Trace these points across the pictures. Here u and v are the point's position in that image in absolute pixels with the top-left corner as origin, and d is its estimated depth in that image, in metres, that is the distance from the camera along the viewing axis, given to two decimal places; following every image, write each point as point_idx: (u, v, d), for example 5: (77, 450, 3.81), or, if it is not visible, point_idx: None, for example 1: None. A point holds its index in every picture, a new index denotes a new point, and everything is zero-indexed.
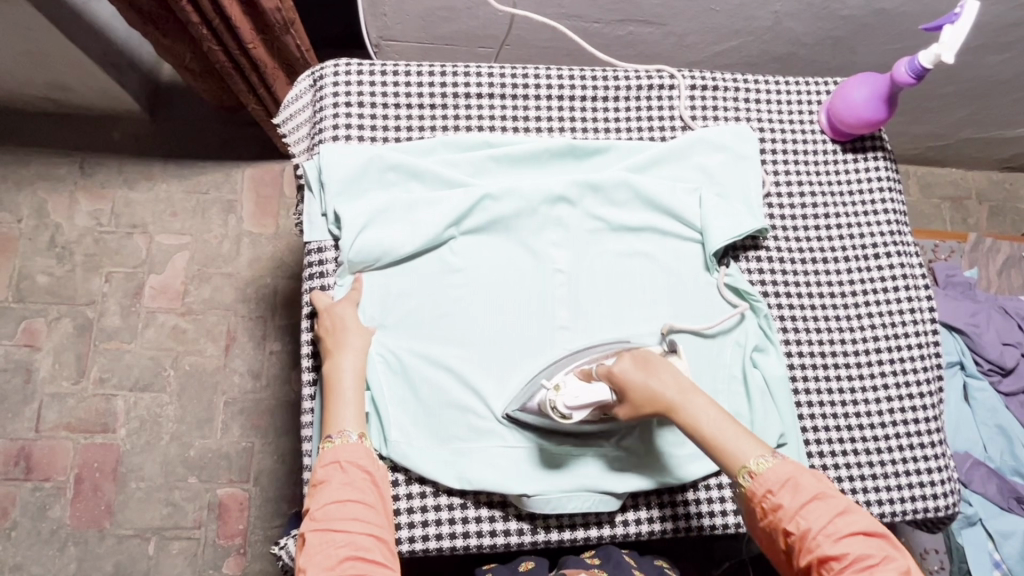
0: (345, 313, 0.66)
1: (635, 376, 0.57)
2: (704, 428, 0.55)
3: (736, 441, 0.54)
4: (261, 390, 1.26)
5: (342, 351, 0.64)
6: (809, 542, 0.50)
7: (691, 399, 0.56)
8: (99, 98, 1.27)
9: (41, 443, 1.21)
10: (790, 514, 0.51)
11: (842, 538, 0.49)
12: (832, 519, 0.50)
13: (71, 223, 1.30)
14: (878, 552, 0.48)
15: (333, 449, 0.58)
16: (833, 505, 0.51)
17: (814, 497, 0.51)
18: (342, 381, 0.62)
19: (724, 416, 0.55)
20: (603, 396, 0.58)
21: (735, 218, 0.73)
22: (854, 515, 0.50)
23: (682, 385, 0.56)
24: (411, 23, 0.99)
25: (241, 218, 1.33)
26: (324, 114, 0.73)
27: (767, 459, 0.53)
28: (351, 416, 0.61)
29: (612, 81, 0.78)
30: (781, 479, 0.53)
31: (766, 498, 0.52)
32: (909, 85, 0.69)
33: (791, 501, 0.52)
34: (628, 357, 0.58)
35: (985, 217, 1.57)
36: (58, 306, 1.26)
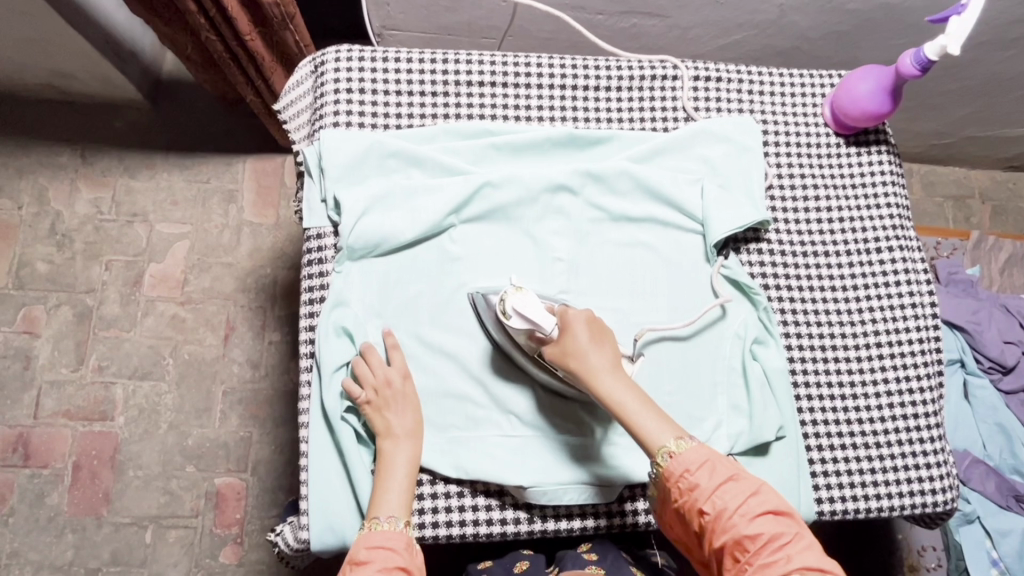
0: (409, 395, 0.64)
1: (578, 330, 0.60)
2: (620, 401, 0.58)
3: (646, 420, 0.58)
4: (260, 379, 1.25)
5: (402, 436, 0.62)
6: (724, 520, 0.52)
7: (613, 374, 0.59)
8: (101, 86, 1.27)
9: (39, 431, 1.21)
10: (706, 495, 0.54)
11: (755, 518, 0.52)
12: (745, 499, 0.53)
13: (72, 211, 1.30)
14: (789, 530, 0.52)
15: (378, 533, 0.57)
16: (747, 486, 0.54)
17: (729, 478, 0.54)
18: (397, 467, 0.61)
19: (640, 397, 0.59)
20: (546, 327, 0.61)
21: (737, 209, 0.72)
22: (766, 495, 0.53)
23: (614, 361, 0.60)
24: (413, 12, 0.99)
25: (242, 208, 1.33)
26: (325, 100, 0.73)
27: (685, 442, 0.57)
28: (400, 502, 0.59)
29: (614, 71, 0.77)
30: (698, 459, 0.55)
31: (682, 478, 0.55)
32: (914, 78, 0.69)
33: (708, 481, 0.54)
34: (583, 316, 0.62)
35: (988, 216, 1.56)
36: (58, 294, 1.26)
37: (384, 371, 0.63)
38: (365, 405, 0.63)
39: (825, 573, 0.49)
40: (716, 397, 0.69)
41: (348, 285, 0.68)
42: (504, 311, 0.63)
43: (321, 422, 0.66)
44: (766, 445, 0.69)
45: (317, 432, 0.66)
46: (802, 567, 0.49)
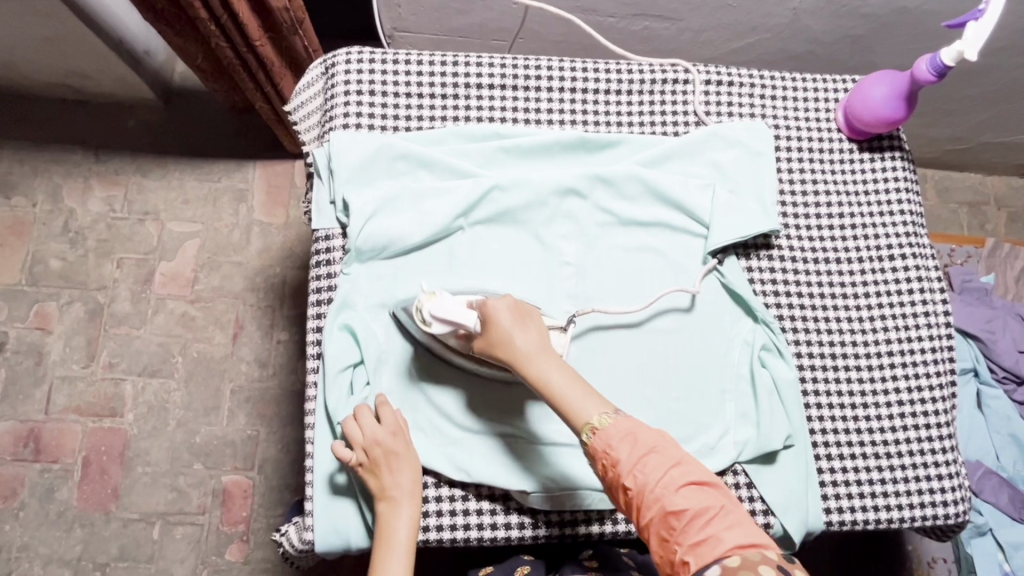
0: (402, 452, 0.61)
1: (501, 316, 0.59)
2: (549, 384, 0.57)
3: (573, 398, 0.56)
4: (268, 378, 1.26)
5: (400, 500, 0.60)
6: (649, 496, 0.51)
7: (543, 355, 0.58)
8: (115, 85, 1.28)
9: (50, 426, 1.22)
10: (627, 470, 0.52)
11: (680, 490, 0.51)
12: (669, 473, 0.52)
13: (85, 209, 1.31)
14: (716, 503, 0.51)
15: None
16: (670, 457, 0.53)
17: (652, 451, 0.53)
18: (396, 534, 0.59)
19: (573, 376, 0.57)
20: (468, 324, 0.60)
21: (748, 215, 0.72)
22: (688, 467, 0.53)
23: (544, 344, 0.59)
24: (425, 14, 0.99)
25: (252, 207, 1.34)
26: (335, 102, 0.73)
27: (609, 417, 0.55)
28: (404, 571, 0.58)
29: (625, 75, 0.77)
30: (621, 433, 0.54)
31: (605, 454, 0.53)
32: (930, 84, 0.68)
33: (630, 455, 0.53)
34: (507, 298, 0.61)
35: (1004, 223, 1.54)
36: (70, 291, 1.28)
37: (374, 431, 0.61)
38: (358, 466, 0.61)
39: (759, 548, 0.49)
40: (723, 404, 0.69)
41: (355, 287, 0.68)
42: (423, 318, 0.62)
43: (324, 423, 0.66)
44: (774, 454, 0.68)
45: (320, 433, 0.66)
46: (735, 546, 0.48)
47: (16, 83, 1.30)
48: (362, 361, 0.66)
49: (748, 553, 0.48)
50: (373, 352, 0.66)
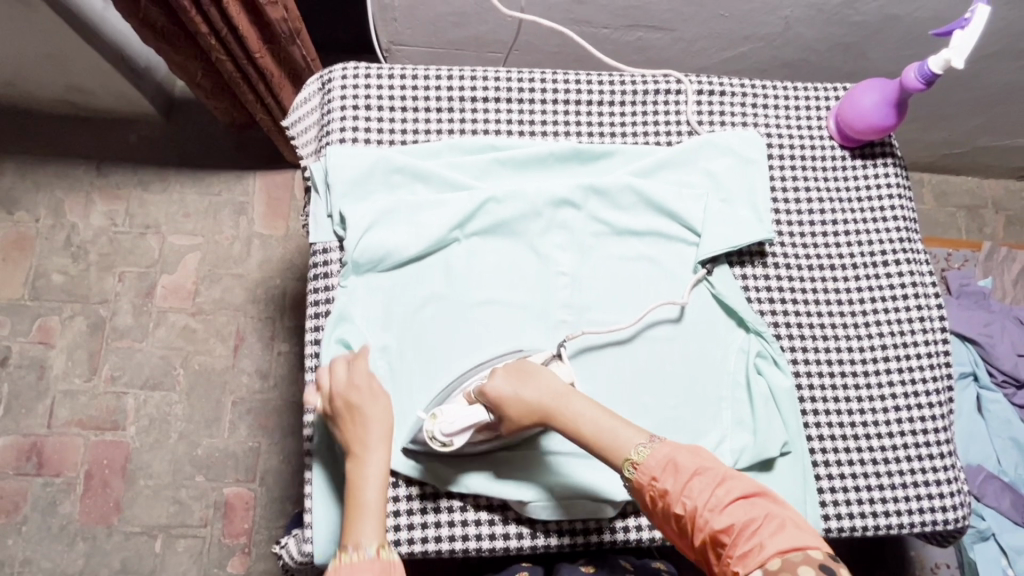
0: (366, 404, 0.59)
1: (507, 395, 0.58)
2: (582, 426, 0.57)
3: (611, 439, 0.56)
4: (269, 390, 1.26)
5: (366, 453, 0.57)
6: (698, 520, 0.49)
7: (565, 399, 0.58)
8: (117, 101, 1.30)
9: (53, 440, 1.23)
10: (675, 497, 0.51)
11: (726, 507, 0.49)
12: (711, 492, 0.50)
13: (87, 223, 1.32)
14: (762, 513, 0.48)
15: (348, 564, 0.52)
16: (713, 477, 0.51)
17: (694, 472, 0.51)
18: (363, 492, 0.56)
19: (600, 409, 0.58)
20: (483, 418, 0.60)
21: (740, 224, 0.72)
22: (733, 482, 0.50)
23: (554, 390, 0.59)
24: (421, 28, 1.01)
25: (252, 220, 1.35)
26: (332, 117, 0.74)
27: (647, 447, 0.54)
28: (371, 528, 0.55)
29: (618, 86, 0.78)
30: (661, 462, 0.53)
31: (651, 485, 0.52)
32: (919, 92, 0.68)
33: (674, 483, 0.51)
34: (500, 370, 0.61)
35: (1002, 226, 1.54)
36: (72, 305, 1.29)
37: (339, 378, 0.60)
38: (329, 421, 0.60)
39: (809, 551, 0.45)
40: (719, 412, 0.69)
41: (352, 299, 0.69)
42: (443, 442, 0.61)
43: (324, 433, 0.67)
44: (771, 460, 0.68)
45: (320, 444, 0.67)
46: (779, 552, 0.45)
47: (20, 101, 1.32)
48: None
49: (794, 556, 0.45)
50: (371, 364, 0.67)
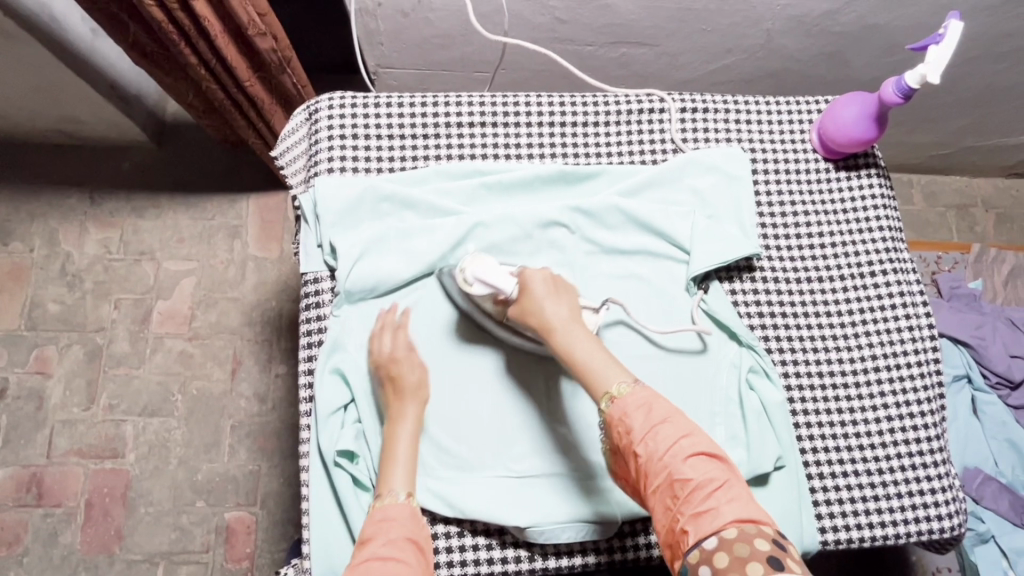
0: (414, 374, 0.65)
1: (535, 285, 0.61)
2: (573, 354, 0.58)
3: (593, 373, 0.57)
4: (267, 413, 1.27)
5: (404, 415, 0.63)
6: (657, 464, 0.51)
7: (571, 326, 0.59)
8: (108, 130, 1.31)
9: (52, 470, 1.23)
10: (640, 437, 0.52)
11: (688, 460, 0.50)
12: (679, 443, 0.51)
13: (82, 251, 1.33)
14: (720, 476, 0.50)
15: (382, 507, 0.58)
16: (681, 429, 0.52)
17: (663, 421, 0.52)
18: (395, 447, 0.62)
19: (595, 346, 0.58)
20: (507, 290, 0.62)
21: (727, 241, 0.73)
22: (699, 438, 0.52)
23: (573, 314, 0.60)
24: (407, 50, 1.02)
25: (246, 242, 1.35)
26: (320, 147, 0.75)
27: (629, 387, 0.55)
28: (401, 477, 0.60)
29: (602, 106, 0.79)
30: (638, 403, 0.54)
31: (620, 421, 0.54)
32: (897, 105, 0.69)
33: (643, 425, 0.53)
34: (545, 271, 0.63)
35: (992, 224, 1.55)
36: (69, 333, 1.29)
37: (396, 348, 0.66)
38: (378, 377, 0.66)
39: (758, 524, 0.48)
40: (713, 428, 0.69)
41: (345, 328, 0.69)
42: (465, 280, 0.64)
43: (320, 469, 0.66)
44: (766, 475, 0.69)
45: (316, 480, 0.66)
46: (734, 519, 0.47)
47: (12, 132, 1.33)
48: (352, 402, 0.67)
49: (747, 528, 0.47)
50: (365, 393, 0.67)
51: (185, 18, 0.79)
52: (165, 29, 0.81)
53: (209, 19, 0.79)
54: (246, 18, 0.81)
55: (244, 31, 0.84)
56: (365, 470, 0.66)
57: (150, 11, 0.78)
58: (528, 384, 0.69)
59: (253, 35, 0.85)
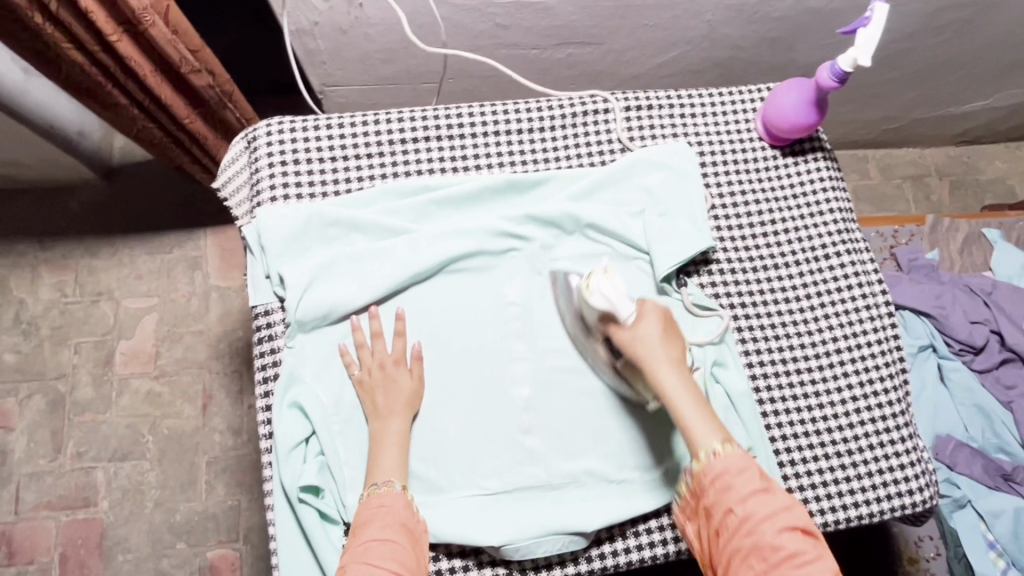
0: (400, 378, 0.66)
1: (652, 322, 0.60)
2: (671, 398, 0.58)
3: (697, 423, 0.57)
4: (243, 445, 1.23)
5: (391, 415, 0.64)
6: (751, 526, 0.53)
7: (672, 371, 0.59)
8: (52, 170, 1.26)
9: (22, 526, 1.18)
10: (738, 498, 0.54)
11: (783, 531, 0.52)
12: (776, 512, 0.53)
13: (35, 297, 1.29)
14: (813, 550, 0.51)
15: (378, 495, 0.60)
16: (779, 500, 0.54)
17: (762, 489, 0.55)
18: (388, 440, 0.63)
19: (698, 398, 0.58)
20: (622, 310, 0.61)
21: (681, 238, 0.73)
22: (796, 512, 0.54)
23: (678, 359, 0.60)
24: (351, 67, 1.00)
25: (207, 273, 1.32)
26: (261, 175, 0.73)
27: (730, 446, 0.56)
28: (394, 467, 0.62)
29: (546, 111, 0.78)
30: (737, 465, 0.56)
31: (717, 480, 0.56)
32: (834, 89, 0.70)
33: (742, 487, 0.55)
34: (659, 311, 0.61)
35: (947, 192, 1.58)
36: (28, 383, 1.25)
37: (379, 353, 0.67)
38: (358, 383, 0.66)
39: None
40: None
41: (299, 359, 0.67)
42: (585, 285, 0.62)
43: (285, 506, 0.64)
44: None
45: (282, 518, 0.64)
46: None
47: None
48: (313, 434, 0.65)
49: None
50: (326, 424, 0.65)
51: (109, 60, 0.77)
52: (89, 73, 0.79)
53: (136, 58, 0.77)
54: (177, 56, 0.79)
55: (176, 69, 0.82)
56: (332, 503, 0.64)
57: (71, 58, 0.75)
58: (493, 400, 0.68)
59: (187, 72, 0.83)
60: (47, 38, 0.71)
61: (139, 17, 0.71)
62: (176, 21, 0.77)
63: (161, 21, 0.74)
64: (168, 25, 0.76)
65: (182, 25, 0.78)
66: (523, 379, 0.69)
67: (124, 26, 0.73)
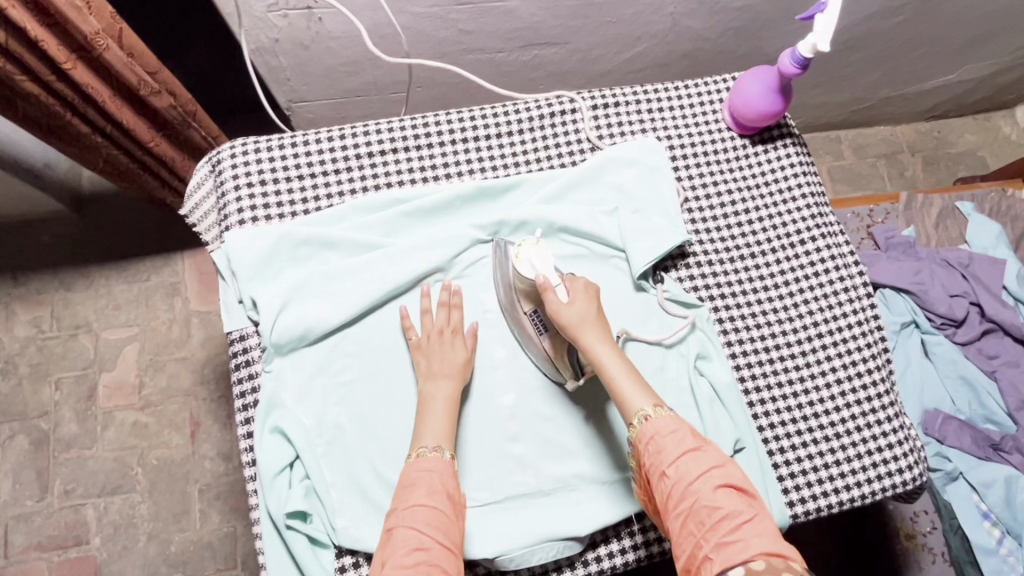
0: (453, 342, 0.66)
1: (582, 294, 0.62)
2: (602, 362, 0.59)
3: (627, 386, 0.58)
4: (235, 470, 1.22)
5: (443, 375, 0.63)
6: (684, 487, 0.52)
7: (601, 337, 0.60)
8: (20, 205, 1.24)
9: (12, 570, 1.16)
10: (670, 460, 0.54)
11: (716, 490, 0.52)
12: (708, 471, 0.53)
13: (12, 335, 1.26)
14: (747, 509, 0.51)
15: (427, 459, 0.58)
16: (711, 459, 0.54)
17: (694, 450, 0.54)
18: (438, 403, 0.62)
19: (629, 366, 0.60)
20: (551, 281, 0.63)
21: (656, 233, 0.73)
22: (729, 471, 0.54)
23: (606, 328, 0.62)
24: (316, 82, 0.99)
25: (186, 299, 1.30)
26: (227, 199, 0.72)
27: (662, 411, 0.57)
28: (443, 432, 0.60)
29: (514, 115, 0.78)
30: (668, 428, 0.56)
31: (649, 443, 0.55)
32: (796, 75, 0.70)
33: (674, 450, 0.54)
34: (588, 284, 0.64)
35: (920, 167, 1.60)
36: (9, 424, 1.22)
37: (438, 320, 0.67)
38: (415, 347, 0.66)
39: (780, 556, 0.48)
40: None
41: (279, 383, 0.66)
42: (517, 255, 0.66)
43: (273, 533, 0.63)
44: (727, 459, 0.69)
45: (271, 546, 0.63)
46: (757, 549, 0.47)
47: None
48: (298, 458, 0.64)
49: (770, 559, 0.47)
50: (310, 447, 0.64)
51: (66, 88, 0.75)
52: (46, 102, 0.77)
53: (93, 84, 0.75)
54: (135, 79, 0.77)
55: (135, 92, 0.80)
56: (321, 527, 0.63)
57: (25, 87, 0.73)
58: (477, 409, 0.67)
59: (148, 95, 0.81)
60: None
61: (91, 43, 0.69)
62: (132, 44, 0.75)
63: (115, 45, 0.72)
64: (123, 49, 0.74)
65: (139, 47, 0.76)
66: (507, 387, 0.68)
67: (77, 53, 0.71)
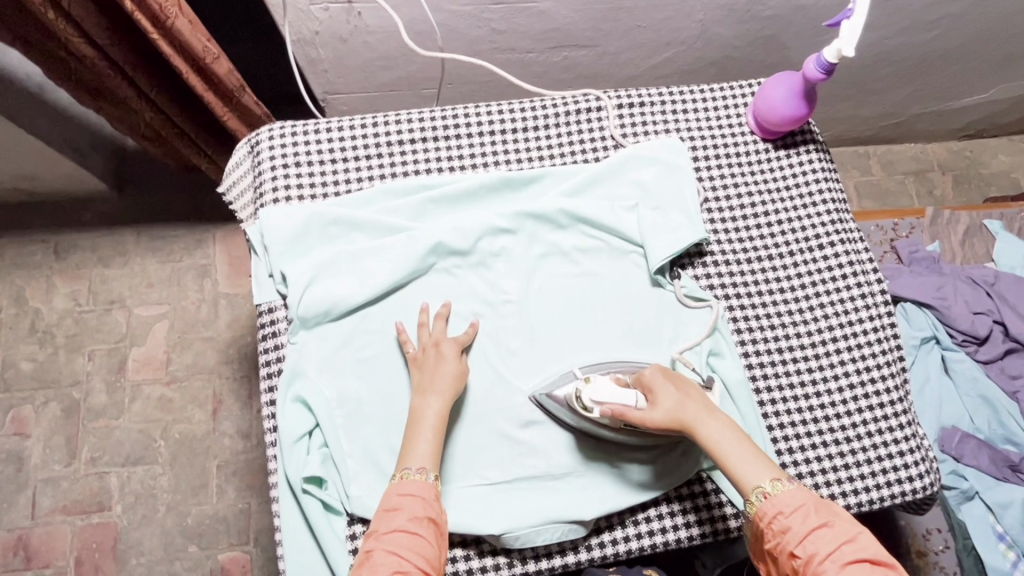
0: (448, 355, 0.66)
1: (666, 386, 0.61)
2: (718, 446, 0.58)
3: (744, 462, 0.57)
4: (252, 449, 1.25)
5: (433, 391, 0.63)
6: (815, 566, 0.51)
7: (707, 420, 0.59)
8: (67, 183, 1.30)
9: (38, 531, 1.21)
10: (797, 539, 0.53)
11: (847, 565, 0.50)
12: (838, 546, 0.51)
13: (50, 306, 1.32)
14: None
15: (410, 482, 0.58)
16: (842, 533, 0.52)
17: (822, 524, 0.53)
18: (426, 421, 0.62)
19: (739, 437, 0.59)
20: (630, 398, 0.62)
21: (675, 230, 0.74)
22: (863, 544, 0.51)
23: (704, 406, 0.60)
24: (352, 76, 1.03)
25: (216, 281, 1.35)
26: (263, 178, 0.75)
27: (782, 483, 0.56)
28: (430, 453, 0.60)
29: (540, 110, 0.80)
30: (794, 503, 0.54)
31: (775, 521, 0.54)
32: (821, 81, 0.71)
33: (800, 525, 0.53)
34: (664, 372, 0.63)
35: (950, 186, 1.58)
36: (43, 391, 1.27)
37: (437, 334, 0.67)
38: (412, 359, 0.67)
39: None
40: None
41: (302, 354, 0.69)
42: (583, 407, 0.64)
43: (290, 497, 0.66)
44: None
45: (286, 509, 0.66)
46: None
47: None
48: (316, 427, 0.67)
49: None
50: (329, 417, 0.67)
51: (117, 52, 0.81)
52: (97, 63, 0.84)
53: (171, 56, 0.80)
54: (201, 47, 0.81)
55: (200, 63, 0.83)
56: (335, 493, 0.66)
57: (81, 50, 0.80)
58: (493, 391, 0.69)
59: (210, 62, 0.84)
60: (58, 31, 0.76)
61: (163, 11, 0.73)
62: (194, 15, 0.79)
63: (182, 15, 0.76)
64: (188, 18, 0.78)
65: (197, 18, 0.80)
66: (521, 372, 0.70)
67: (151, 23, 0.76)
